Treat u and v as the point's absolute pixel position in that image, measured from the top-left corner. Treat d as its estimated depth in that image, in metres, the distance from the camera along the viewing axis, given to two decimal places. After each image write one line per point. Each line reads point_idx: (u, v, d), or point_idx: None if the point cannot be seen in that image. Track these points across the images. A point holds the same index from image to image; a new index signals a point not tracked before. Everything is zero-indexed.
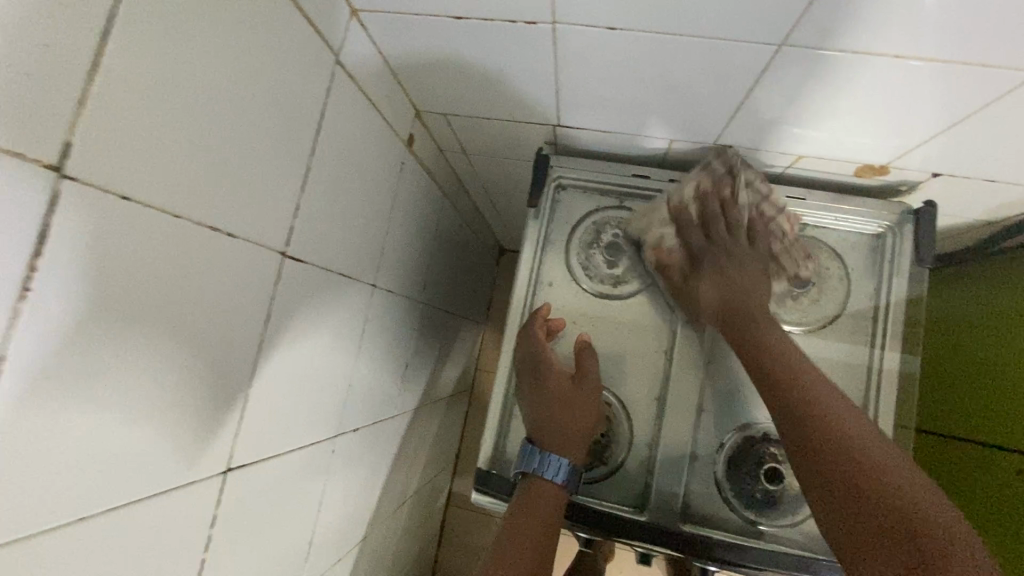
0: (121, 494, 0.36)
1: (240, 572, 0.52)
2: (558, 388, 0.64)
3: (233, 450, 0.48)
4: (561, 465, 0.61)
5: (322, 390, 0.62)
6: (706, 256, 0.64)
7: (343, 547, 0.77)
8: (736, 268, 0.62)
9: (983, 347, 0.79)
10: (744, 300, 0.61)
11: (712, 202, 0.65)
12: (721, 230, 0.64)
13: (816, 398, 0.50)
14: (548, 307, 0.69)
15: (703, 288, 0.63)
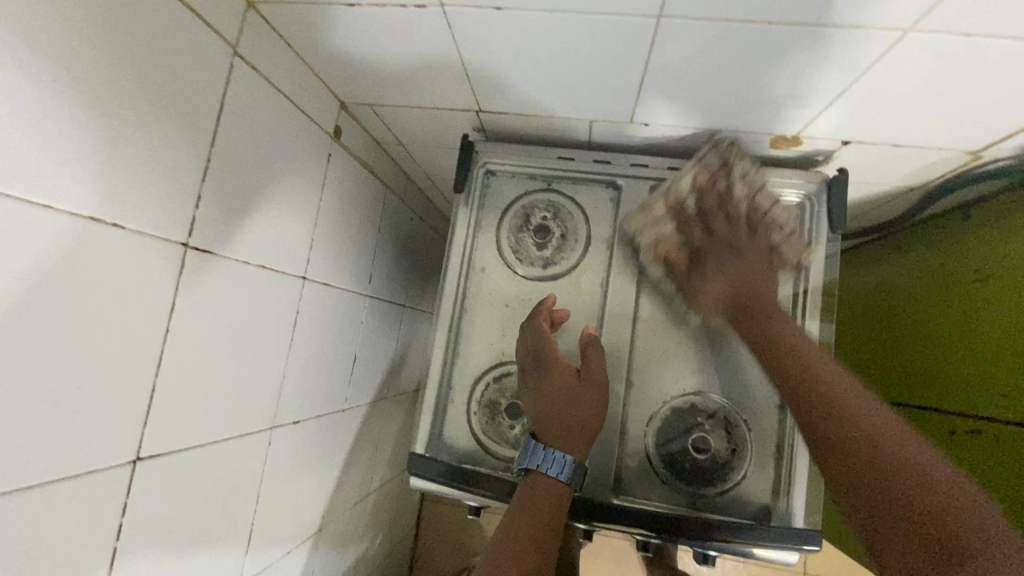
0: (5, 481, 0.37)
1: (165, 559, 0.53)
2: (562, 383, 0.63)
3: (143, 440, 0.49)
4: (565, 462, 0.60)
5: (251, 383, 0.63)
6: (709, 255, 0.66)
7: (293, 538, 0.78)
8: (736, 264, 0.65)
9: (914, 313, 0.81)
10: (754, 295, 0.63)
11: (711, 200, 0.66)
12: (721, 223, 0.66)
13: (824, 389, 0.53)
14: (554, 298, 0.68)
15: (713, 286, 0.66)
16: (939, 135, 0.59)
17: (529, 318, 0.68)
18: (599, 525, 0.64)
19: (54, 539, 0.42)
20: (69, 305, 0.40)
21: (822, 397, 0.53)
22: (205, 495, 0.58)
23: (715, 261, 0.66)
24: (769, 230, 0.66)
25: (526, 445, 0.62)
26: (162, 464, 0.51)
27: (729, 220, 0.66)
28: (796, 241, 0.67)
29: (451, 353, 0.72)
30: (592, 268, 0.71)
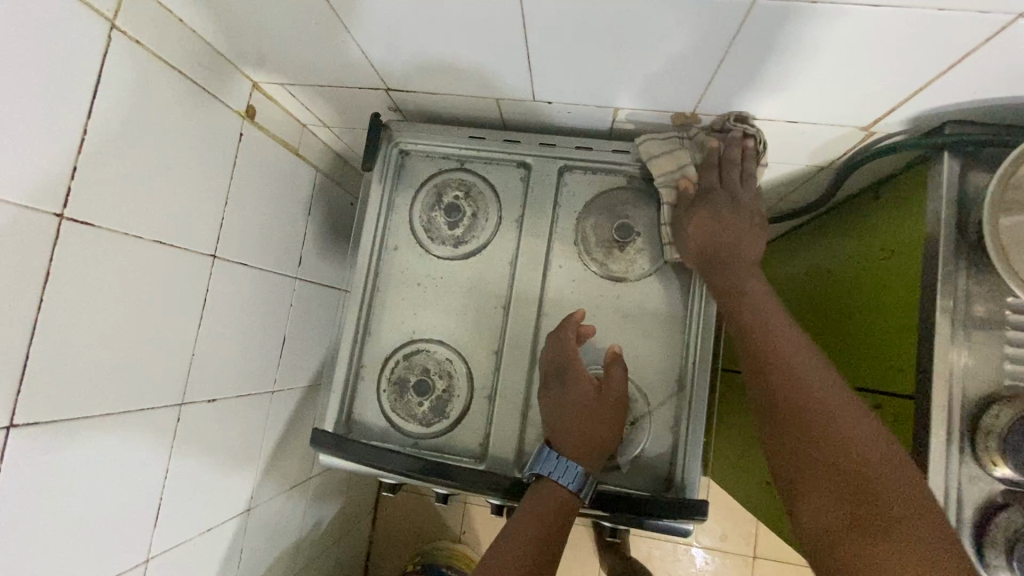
0: None
1: (52, 529, 0.54)
2: (586, 397, 0.63)
3: (16, 409, 0.49)
4: (577, 474, 0.61)
5: (157, 357, 0.64)
6: (709, 198, 0.64)
7: (214, 514, 0.78)
8: (730, 222, 0.63)
9: (833, 292, 0.82)
10: (731, 251, 0.62)
11: (735, 152, 0.64)
12: (734, 179, 0.64)
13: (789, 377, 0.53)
14: (582, 313, 0.66)
15: (697, 230, 0.64)
16: (828, 110, 0.60)
17: (559, 327, 0.67)
18: (497, 498, 0.65)
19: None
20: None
21: (793, 385, 0.52)
22: (101, 468, 0.58)
23: (708, 210, 0.64)
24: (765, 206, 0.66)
25: (540, 452, 0.62)
26: (41, 435, 0.51)
27: (743, 177, 0.64)
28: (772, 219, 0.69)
29: (362, 331, 0.72)
30: (504, 246, 0.72)
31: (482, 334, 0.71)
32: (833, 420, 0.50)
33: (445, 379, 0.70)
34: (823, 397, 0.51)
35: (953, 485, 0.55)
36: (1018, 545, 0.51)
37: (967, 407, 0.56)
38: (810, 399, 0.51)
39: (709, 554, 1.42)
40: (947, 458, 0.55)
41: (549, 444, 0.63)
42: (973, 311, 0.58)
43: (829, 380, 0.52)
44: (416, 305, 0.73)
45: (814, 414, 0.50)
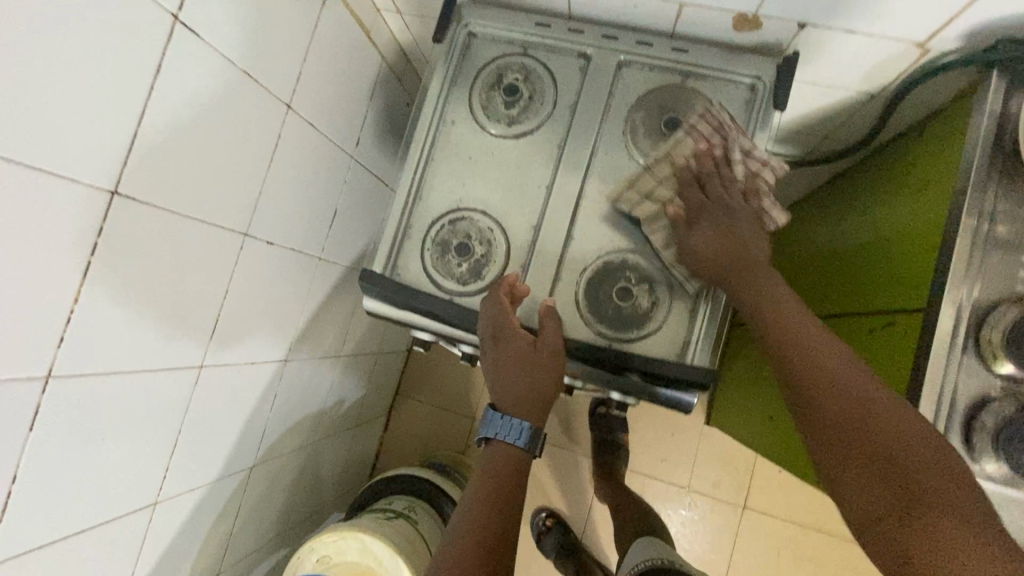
0: (14, 147, 0.45)
1: (134, 304, 0.61)
2: (519, 351, 0.67)
3: (122, 176, 0.55)
4: (522, 429, 0.66)
5: (230, 181, 0.70)
6: (705, 213, 0.64)
7: (258, 351, 0.86)
8: (734, 223, 0.62)
9: (872, 227, 0.85)
10: (740, 245, 0.61)
11: (708, 163, 0.67)
12: (718, 187, 0.65)
13: (837, 384, 0.51)
14: (515, 276, 0.69)
15: (704, 240, 0.63)
16: (889, 20, 0.62)
17: (490, 293, 0.70)
18: None
19: (26, 221, 0.48)
20: (47, 10, 0.45)
21: (873, 430, 0.48)
22: (176, 263, 0.65)
23: (711, 220, 0.63)
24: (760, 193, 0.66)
25: (485, 415, 0.68)
26: (137, 210, 0.58)
27: (724, 185, 0.66)
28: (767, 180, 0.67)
29: (412, 196, 0.78)
30: (553, 130, 0.76)
31: (524, 211, 0.75)
32: (905, 446, 0.47)
33: (484, 246, 0.75)
34: (873, 407, 0.49)
35: (951, 377, 0.59)
36: (1004, 429, 0.55)
37: (974, 311, 0.60)
38: (849, 408, 0.49)
39: (701, 499, 1.47)
40: (949, 353, 0.59)
41: (493, 407, 0.68)
42: (995, 231, 0.61)
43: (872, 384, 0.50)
44: (465, 178, 0.77)
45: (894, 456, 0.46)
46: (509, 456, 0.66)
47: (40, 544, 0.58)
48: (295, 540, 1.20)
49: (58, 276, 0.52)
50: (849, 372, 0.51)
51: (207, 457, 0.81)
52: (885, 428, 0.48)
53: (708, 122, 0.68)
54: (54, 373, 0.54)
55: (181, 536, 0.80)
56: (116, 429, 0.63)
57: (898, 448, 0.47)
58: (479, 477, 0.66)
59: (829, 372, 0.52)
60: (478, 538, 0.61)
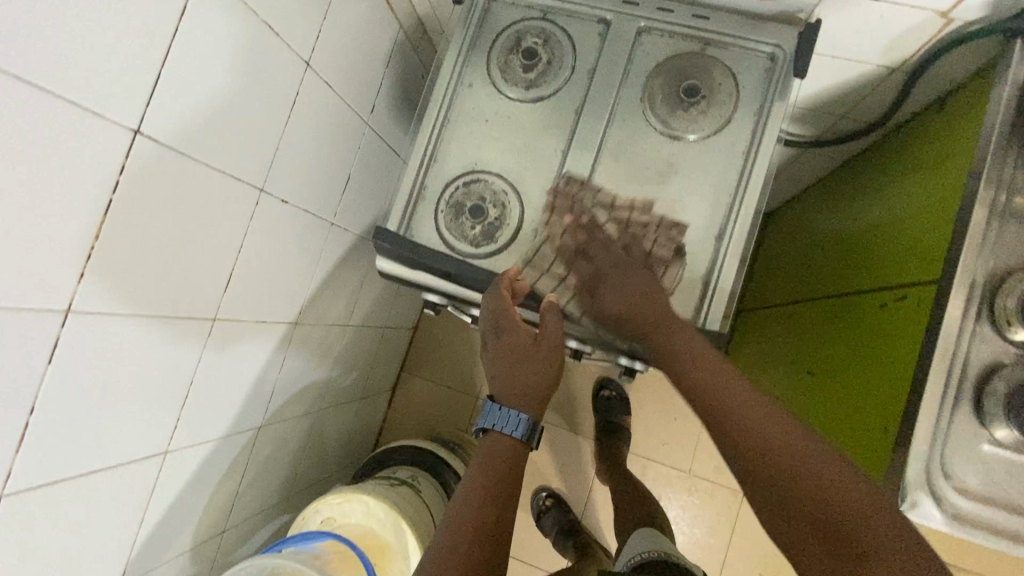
0: (45, 75, 0.45)
1: (151, 248, 0.61)
2: (519, 344, 0.69)
3: (146, 117, 0.55)
4: (520, 421, 0.69)
5: (248, 134, 0.70)
6: (600, 280, 0.68)
7: (270, 311, 0.86)
8: (625, 278, 0.66)
9: (887, 206, 0.84)
10: (640, 304, 0.64)
11: (581, 234, 0.71)
12: (600, 249, 0.70)
13: (766, 439, 0.52)
14: (516, 270, 0.70)
15: (609, 303, 0.67)
16: None
17: (492, 286, 0.71)
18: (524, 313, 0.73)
19: (54, 151, 0.48)
20: None
21: (811, 483, 0.50)
22: (194, 212, 0.65)
23: (609, 284, 0.67)
24: (638, 237, 0.71)
25: (484, 406, 0.70)
26: (159, 153, 0.58)
27: (605, 245, 0.70)
28: (639, 222, 0.71)
29: (427, 157, 0.78)
30: (571, 95, 0.76)
31: (539, 175, 0.75)
32: (840, 494, 0.49)
33: (499, 209, 0.75)
34: (802, 458, 0.51)
35: (965, 344, 0.60)
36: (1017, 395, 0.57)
37: (989, 281, 0.60)
38: (781, 464, 0.51)
39: (701, 483, 1.48)
40: (962, 321, 0.59)
41: (493, 398, 0.71)
42: (1014, 203, 0.61)
43: (797, 434, 0.52)
44: (481, 141, 0.77)
45: (837, 506, 0.48)
46: (505, 448, 0.69)
47: (53, 480, 0.59)
48: (297, 506, 1.21)
49: (81, 210, 0.52)
50: (773, 425, 0.53)
51: (216, 413, 0.81)
52: (819, 479, 0.50)
53: (564, 194, 0.73)
54: (73, 308, 0.54)
55: (188, 488, 0.81)
56: (129, 373, 0.64)
57: (837, 496, 0.48)
58: (476, 470, 0.69)
59: (756, 427, 0.53)
60: (476, 529, 0.63)
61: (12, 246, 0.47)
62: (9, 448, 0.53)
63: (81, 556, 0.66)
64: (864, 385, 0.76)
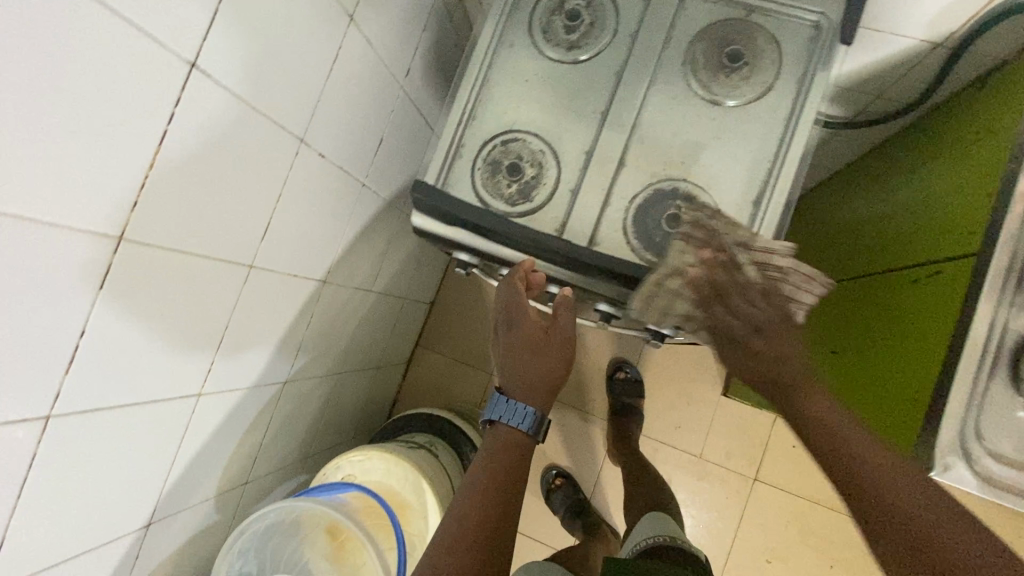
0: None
1: (196, 185, 0.62)
2: (530, 338, 0.81)
3: (202, 51, 0.56)
4: (527, 415, 0.79)
5: (293, 83, 0.71)
6: (730, 332, 0.64)
7: (301, 266, 0.87)
8: (763, 331, 0.63)
9: (919, 185, 0.84)
10: (769, 355, 0.62)
11: (722, 277, 0.65)
12: (739, 299, 0.64)
13: (866, 470, 0.52)
14: (531, 262, 0.74)
15: (734, 355, 0.64)
16: None
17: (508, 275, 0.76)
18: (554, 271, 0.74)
19: (121, 76, 0.49)
20: None
21: (913, 523, 0.49)
22: (239, 154, 0.66)
23: (738, 339, 0.64)
24: (778, 287, 0.64)
25: (494, 400, 0.82)
26: (210, 90, 0.58)
27: (747, 296, 0.64)
28: (781, 270, 0.65)
29: (466, 116, 0.78)
30: (613, 58, 0.76)
31: (578, 137, 0.76)
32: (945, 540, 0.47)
33: (536, 168, 0.76)
34: (903, 496, 0.50)
35: (1003, 313, 0.60)
36: None
37: None
38: (880, 496, 0.51)
39: (712, 468, 1.48)
40: (1001, 288, 0.59)
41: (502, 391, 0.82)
42: None
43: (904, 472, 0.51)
44: (521, 101, 0.78)
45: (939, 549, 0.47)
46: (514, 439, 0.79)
47: (96, 407, 0.60)
48: (313, 468, 1.23)
49: (139, 139, 0.53)
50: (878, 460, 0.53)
51: (246, 362, 0.83)
52: (923, 518, 0.49)
53: (700, 229, 0.65)
54: (126, 236, 0.55)
55: (216, 434, 0.82)
56: (171, 310, 0.65)
57: (944, 540, 0.47)
58: (488, 452, 0.81)
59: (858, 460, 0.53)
60: (483, 517, 0.74)
61: (77, 167, 0.48)
62: (60, 369, 0.54)
63: (118, 489, 0.68)
64: (891, 361, 0.76)
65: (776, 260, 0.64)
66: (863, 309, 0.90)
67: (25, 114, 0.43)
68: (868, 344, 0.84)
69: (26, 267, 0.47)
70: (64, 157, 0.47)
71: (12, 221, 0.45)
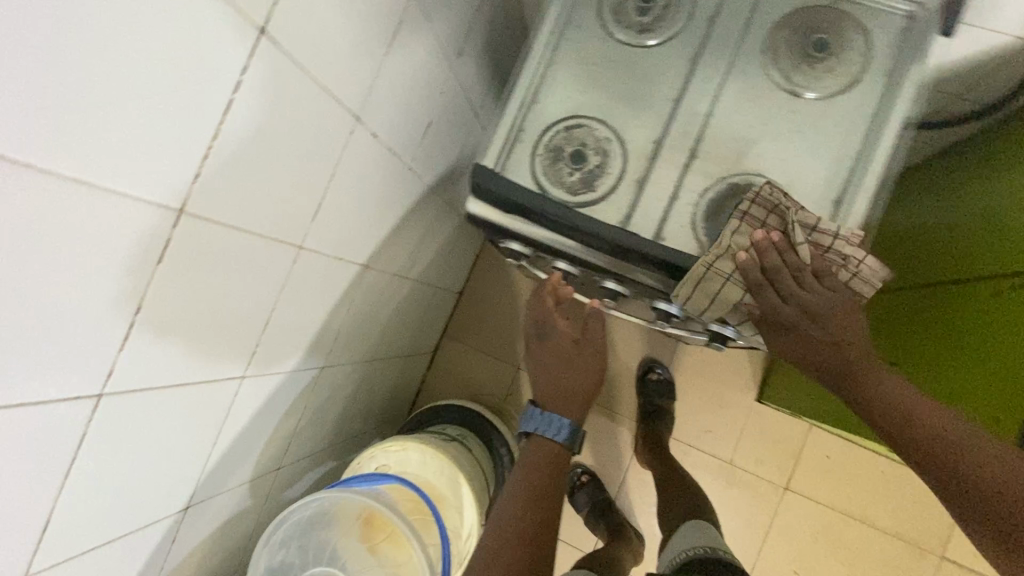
0: None
1: (254, 160, 0.59)
2: (562, 349, 0.85)
3: (273, 16, 0.52)
4: (562, 426, 0.82)
5: (355, 57, 0.68)
6: (782, 319, 0.65)
7: (346, 249, 0.85)
8: (820, 316, 0.63)
9: (997, 192, 0.80)
10: (822, 339, 0.64)
11: (772, 258, 0.63)
12: (791, 285, 0.63)
13: (936, 443, 0.55)
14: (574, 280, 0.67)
15: (788, 343, 0.66)
16: None
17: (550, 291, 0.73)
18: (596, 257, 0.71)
19: (192, 39, 0.46)
20: None
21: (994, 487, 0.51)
22: (298, 130, 0.63)
23: (787, 326, 0.65)
24: (834, 270, 0.63)
25: (528, 412, 0.84)
26: (278, 59, 0.55)
27: (799, 278, 0.63)
28: (840, 253, 0.63)
29: (529, 100, 0.75)
30: (688, 43, 0.72)
31: (647, 126, 0.72)
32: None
33: (600, 157, 0.72)
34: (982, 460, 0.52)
35: None
36: None
37: None
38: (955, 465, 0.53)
39: (742, 475, 1.45)
40: None
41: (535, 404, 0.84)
42: None
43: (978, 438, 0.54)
44: (586, 85, 0.74)
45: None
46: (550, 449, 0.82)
47: (144, 387, 0.58)
48: (341, 455, 1.21)
49: (205, 107, 0.50)
50: (949, 432, 0.55)
51: (289, 347, 0.80)
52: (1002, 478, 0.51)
53: (763, 205, 0.63)
54: (187, 210, 0.53)
55: (256, 418, 0.80)
56: (223, 290, 0.63)
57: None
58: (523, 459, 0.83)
59: (926, 433, 0.56)
60: (523, 526, 0.75)
61: (144, 136, 0.45)
62: (114, 346, 0.52)
63: (161, 471, 0.66)
64: (973, 376, 0.74)
65: (840, 244, 0.62)
66: (933, 319, 0.86)
67: (98, 78, 0.40)
68: (943, 356, 0.81)
69: (87, 237, 0.45)
70: (132, 122, 0.44)
71: (76, 190, 0.42)
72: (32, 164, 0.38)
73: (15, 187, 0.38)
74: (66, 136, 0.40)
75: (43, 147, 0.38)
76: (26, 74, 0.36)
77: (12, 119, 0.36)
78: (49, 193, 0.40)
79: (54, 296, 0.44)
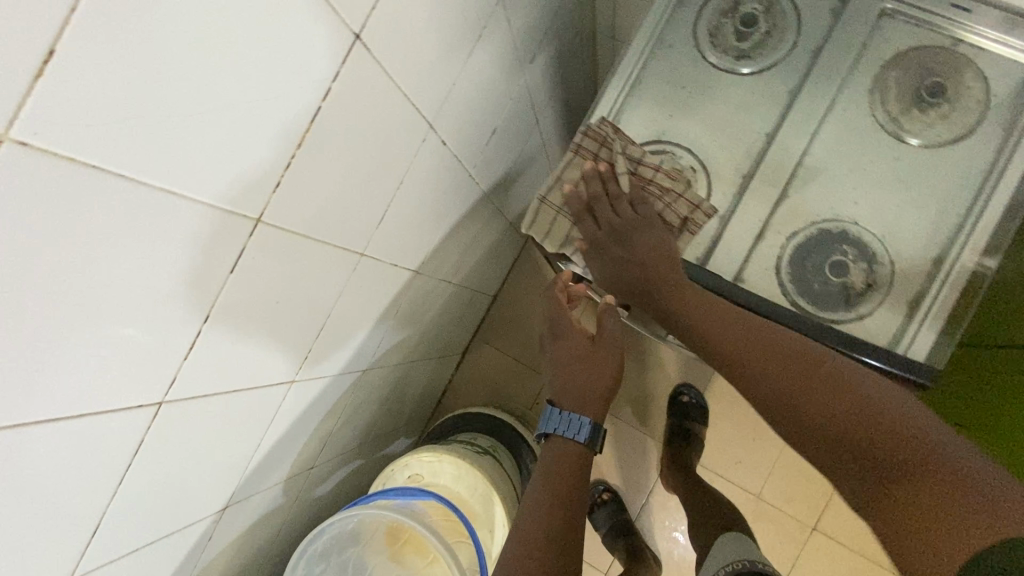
0: None
1: (332, 169, 0.56)
2: (579, 348, 0.80)
3: (368, 23, 0.49)
4: (583, 425, 0.77)
5: (437, 65, 0.65)
6: (602, 245, 0.69)
7: (402, 255, 0.82)
8: (630, 240, 0.67)
9: None
10: (636, 265, 0.67)
11: (593, 185, 0.68)
12: (607, 210, 0.68)
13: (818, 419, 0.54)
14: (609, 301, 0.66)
15: (606, 266, 0.70)
16: None
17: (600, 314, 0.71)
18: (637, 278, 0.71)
19: (290, 46, 0.43)
20: None
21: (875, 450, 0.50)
22: (375, 138, 0.60)
23: (606, 249, 0.69)
24: (651, 201, 0.68)
25: (546, 411, 0.79)
26: (367, 67, 0.52)
27: (617, 205, 0.68)
28: (659, 186, 0.67)
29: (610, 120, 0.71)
30: (788, 75, 0.67)
31: (736, 159, 0.68)
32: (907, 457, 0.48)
33: None
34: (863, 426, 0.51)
35: None
36: None
37: None
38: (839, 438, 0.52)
39: (771, 510, 1.41)
40: None
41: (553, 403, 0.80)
42: None
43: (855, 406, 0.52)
44: (673, 109, 0.70)
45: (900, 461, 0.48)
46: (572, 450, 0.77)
47: (202, 393, 0.57)
48: (368, 453, 1.20)
49: (292, 116, 0.47)
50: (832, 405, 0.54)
51: (337, 351, 0.78)
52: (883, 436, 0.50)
53: (593, 137, 0.68)
54: (264, 218, 0.51)
55: (298, 421, 0.79)
56: (285, 296, 0.61)
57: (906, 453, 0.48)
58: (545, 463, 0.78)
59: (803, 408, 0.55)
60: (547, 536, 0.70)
61: (231, 143, 0.43)
62: (179, 353, 0.51)
63: (206, 474, 0.65)
64: None
65: (659, 177, 0.67)
66: None
67: (195, 86, 0.37)
68: None
69: (165, 246, 0.43)
70: (222, 130, 0.41)
71: (160, 200, 0.40)
72: (122, 175, 0.37)
73: (101, 197, 0.36)
74: (158, 145, 0.38)
75: (131, 156, 0.36)
76: (125, 83, 0.33)
77: (109, 131, 0.34)
78: (136, 202, 0.39)
79: (128, 304, 0.43)
